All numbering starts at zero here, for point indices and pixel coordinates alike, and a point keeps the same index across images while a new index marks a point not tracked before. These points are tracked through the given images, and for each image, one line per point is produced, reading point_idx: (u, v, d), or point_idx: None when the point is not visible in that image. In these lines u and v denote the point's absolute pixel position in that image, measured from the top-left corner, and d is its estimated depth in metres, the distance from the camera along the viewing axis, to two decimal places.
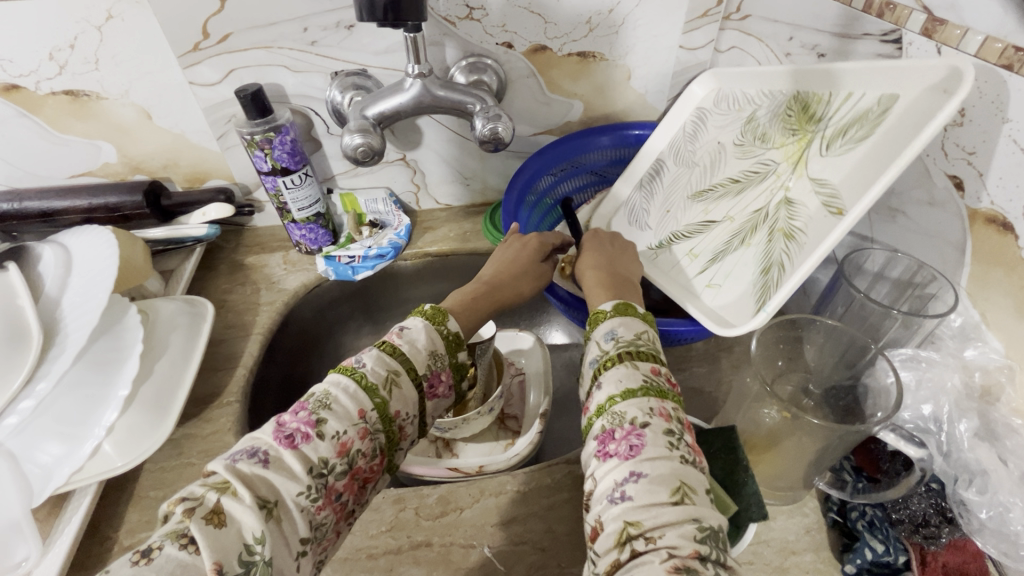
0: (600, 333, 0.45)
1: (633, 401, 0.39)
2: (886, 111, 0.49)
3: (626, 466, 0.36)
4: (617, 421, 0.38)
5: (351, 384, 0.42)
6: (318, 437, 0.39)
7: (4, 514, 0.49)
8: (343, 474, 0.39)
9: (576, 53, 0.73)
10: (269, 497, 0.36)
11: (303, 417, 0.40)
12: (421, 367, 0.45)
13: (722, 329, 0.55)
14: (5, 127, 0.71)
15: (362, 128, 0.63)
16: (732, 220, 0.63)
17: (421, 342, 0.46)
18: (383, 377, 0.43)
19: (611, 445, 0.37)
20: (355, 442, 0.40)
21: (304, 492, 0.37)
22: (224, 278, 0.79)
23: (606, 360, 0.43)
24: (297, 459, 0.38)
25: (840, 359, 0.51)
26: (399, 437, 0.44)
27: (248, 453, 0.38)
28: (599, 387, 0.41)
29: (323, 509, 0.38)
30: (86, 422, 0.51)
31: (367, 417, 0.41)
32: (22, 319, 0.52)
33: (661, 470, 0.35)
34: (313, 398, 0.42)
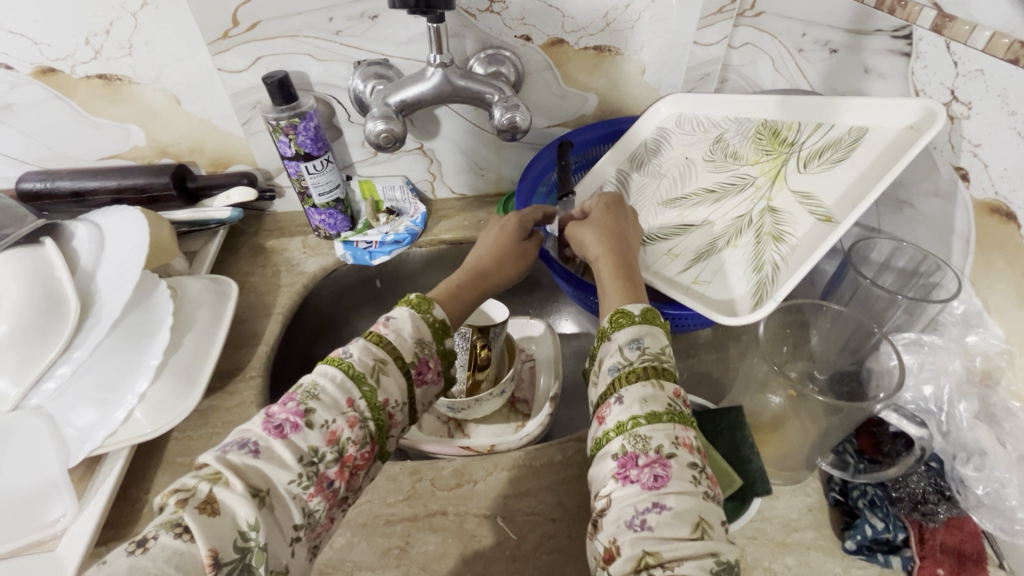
0: (624, 339, 0.45)
1: (659, 426, 0.39)
2: (859, 140, 0.54)
3: (649, 496, 0.36)
4: (640, 446, 0.39)
5: (339, 373, 0.44)
6: (307, 426, 0.40)
7: (43, 474, 0.51)
8: (334, 462, 0.41)
9: (592, 47, 0.75)
10: (260, 486, 0.37)
11: (292, 407, 0.41)
12: (407, 354, 0.47)
13: (728, 318, 0.51)
14: (40, 109, 0.73)
15: (385, 115, 0.65)
16: (712, 224, 0.60)
17: (407, 330, 0.48)
18: (370, 365, 0.45)
19: (632, 470, 0.38)
20: (344, 431, 0.41)
21: (295, 480, 0.38)
22: (246, 260, 0.81)
23: (629, 372, 0.43)
24: (286, 448, 0.39)
25: (845, 345, 0.52)
26: (388, 424, 0.45)
27: (239, 444, 0.39)
28: (620, 401, 0.42)
29: (316, 496, 0.39)
30: (119, 389, 0.54)
31: (355, 405, 0.43)
32: (60, 290, 0.54)
33: (685, 505, 0.36)
34: (301, 388, 0.43)
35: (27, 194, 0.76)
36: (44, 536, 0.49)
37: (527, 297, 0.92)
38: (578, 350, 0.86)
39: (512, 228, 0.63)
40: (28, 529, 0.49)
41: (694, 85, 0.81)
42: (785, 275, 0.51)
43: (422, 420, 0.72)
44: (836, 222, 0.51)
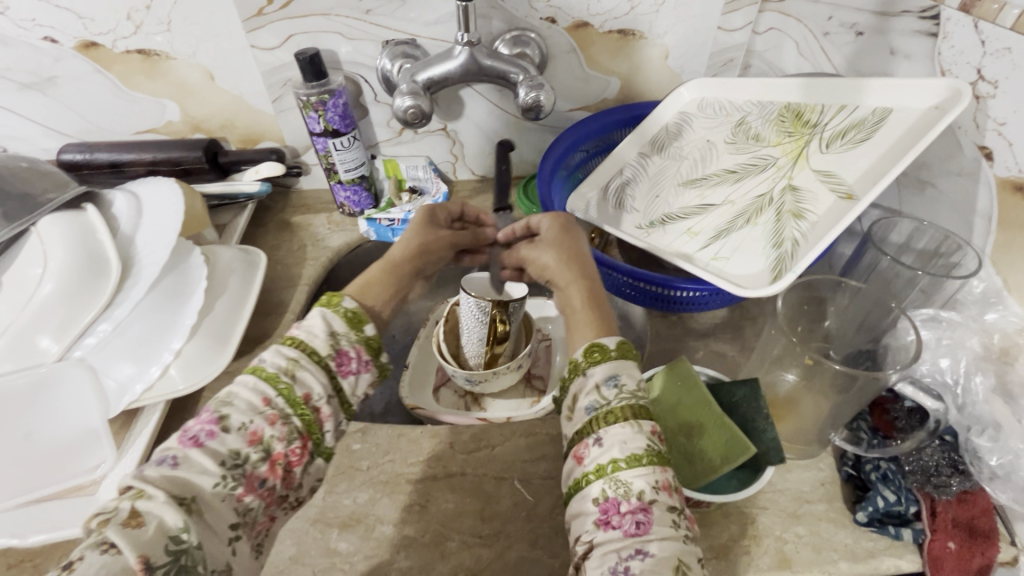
0: (602, 376, 0.44)
1: (640, 471, 0.39)
2: (883, 121, 0.54)
3: (632, 543, 0.37)
4: (623, 493, 0.39)
5: (252, 379, 0.44)
6: (224, 432, 0.41)
7: (84, 424, 0.54)
8: (262, 460, 0.41)
9: (617, 30, 0.76)
10: (184, 493, 0.37)
11: (206, 417, 0.41)
12: (322, 349, 0.48)
13: (746, 291, 0.52)
14: (82, 82, 0.76)
15: (413, 92, 0.67)
16: (732, 204, 0.61)
17: (318, 327, 0.49)
18: (283, 365, 0.45)
19: (615, 517, 0.38)
20: (266, 430, 0.42)
21: (221, 482, 0.39)
22: (273, 235, 0.84)
23: (607, 413, 0.42)
24: (206, 454, 0.39)
25: (862, 325, 0.54)
26: (316, 420, 0.45)
27: (157, 460, 0.39)
28: (599, 442, 0.41)
29: (247, 496, 0.40)
30: (156, 345, 0.57)
31: (272, 404, 0.43)
32: (101, 250, 0.57)
33: (667, 550, 0.37)
34: (216, 400, 0.43)
35: (67, 164, 0.79)
36: (85, 480, 0.52)
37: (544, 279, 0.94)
38: None
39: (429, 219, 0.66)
40: (71, 474, 0.52)
41: (717, 71, 0.81)
42: (805, 250, 0.52)
43: (440, 394, 0.75)
44: (858, 198, 0.51)
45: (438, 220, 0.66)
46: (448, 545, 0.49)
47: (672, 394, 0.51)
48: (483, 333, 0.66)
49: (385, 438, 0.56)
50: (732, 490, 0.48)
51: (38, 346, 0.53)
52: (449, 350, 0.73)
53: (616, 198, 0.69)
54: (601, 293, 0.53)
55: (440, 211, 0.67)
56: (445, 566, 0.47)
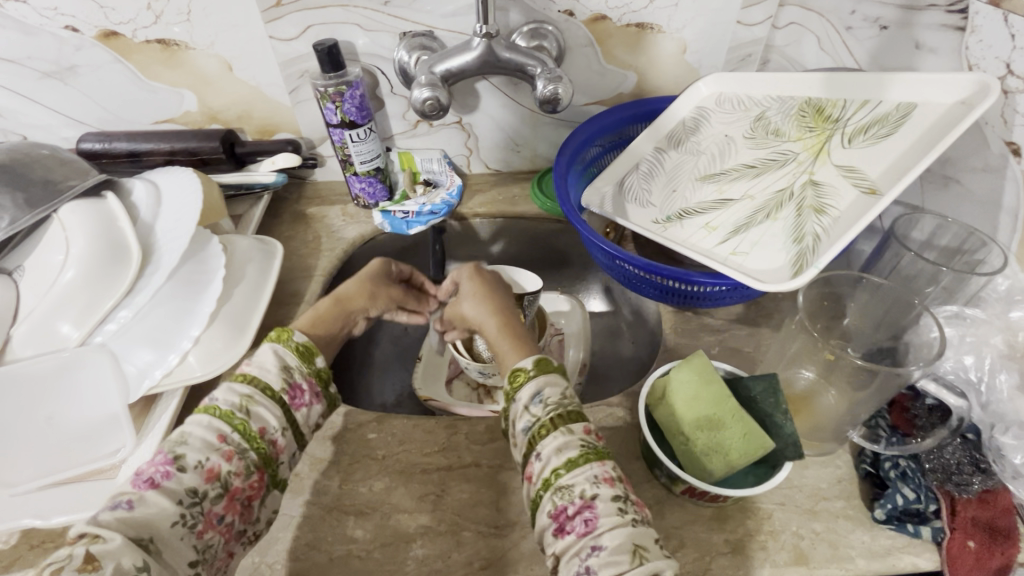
0: (527, 396, 0.47)
1: (579, 472, 0.42)
2: (907, 116, 0.53)
3: (585, 542, 0.39)
4: (568, 498, 0.41)
5: (205, 417, 0.45)
6: (179, 471, 0.42)
7: (104, 408, 0.55)
8: (219, 496, 0.42)
9: (635, 24, 0.75)
10: (141, 534, 0.38)
11: (159, 458, 0.42)
12: (276, 383, 0.49)
13: (766, 286, 0.50)
14: (101, 71, 0.77)
15: (432, 83, 0.67)
16: (751, 199, 0.60)
17: (270, 362, 0.50)
18: (237, 402, 0.46)
19: (566, 522, 0.40)
20: (222, 466, 0.43)
21: (179, 520, 0.40)
22: (287, 226, 0.84)
23: (539, 428, 0.45)
24: (164, 495, 0.40)
25: (881, 323, 0.53)
26: (273, 452, 0.47)
27: (112, 505, 0.39)
28: (539, 457, 0.44)
29: (206, 532, 0.41)
30: (174, 332, 0.57)
31: (227, 440, 0.44)
32: (122, 237, 0.57)
33: (618, 538, 0.39)
34: (168, 441, 0.44)
35: (85, 153, 0.80)
36: (104, 464, 0.53)
37: (557, 274, 0.94)
38: (607, 328, 0.87)
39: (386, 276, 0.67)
40: (92, 457, 0.53)
41: (735, 67, 0.80)
42: (826, 245, 0.50)
43: (453, 387, 0.75)
44: (881, 193, 0.51)
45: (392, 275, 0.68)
46: (464, 534, 0.49)
47: (689, 388, 0.49)
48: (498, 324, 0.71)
49: (400, 428, 0.57)
50: (748, 485, 0.48)
51: (60, 331, 0.53)
52: (463, 343, 0.73)
53: (633, 192, 0.69)
54: (518, 324, 0.57)
55: (393, 269, 0.69)
56: (461, 555, 0.48)
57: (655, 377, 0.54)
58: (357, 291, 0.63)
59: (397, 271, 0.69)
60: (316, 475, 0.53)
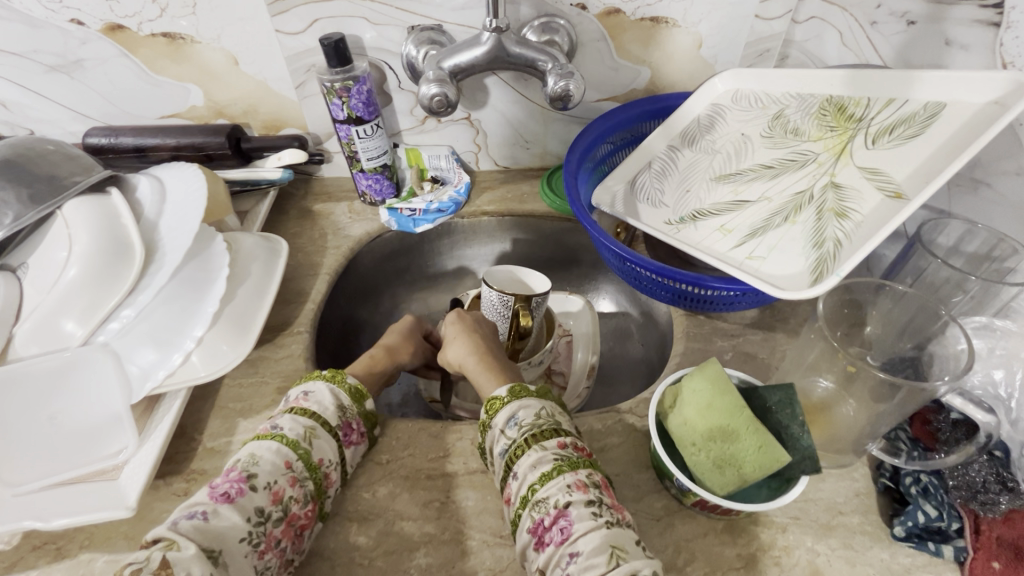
0: (504, 420, 0.49)
1: (552, 484, 0.44)
2: (936, 116, 0.51)
3: (563, 550, 0.41)
4: (544, 510, 0.43)
5: (273, 443, 0.47)
6: (251, 489, 0.44)
7: (107, 408, 0.55)
8: (280, 520, 0.44)
9: (649, 18, 0.73)
10: (213, 545, 0.40)
11: (233, 476, 0.44)
12: (332, 419, 0.51)
13: (783, 293, 0.48)
14: (108, 66, 0.76)
15: (439, 79, 0.65)
16: (769, 201, 0.58)
17: (327, 399, 0.52)
18: (301, 432, 0.49)
19: (544, 534, 0.42)
20: (286, 490, 0.45)
21: (246, 536, 0.42)
22: (294, 222, 0.83)
23: (515, 449, 0.47)
24: (235, 510, 0.42)
25: (903, 330, 0.51)
26: (325, 483, 0.48)
27: (188, 515, 0.41)
28: (516, 476, 0.46)
29: (266, 553, 0.43)
30: (178, 332, 0.56)
31: (293, 466, 0.46)
32: (125, 234, 0.56)
33: (594, 540, 0.40)
34: (240, 461, 0.46)
35: (93, 148, 0.79)
36: (107, 465, 0.52)
37: (565, 273, 0.92)
38: (617, 329, 0.85)
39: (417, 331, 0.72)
40: (95, 458, 0.52)
41: (752, 62, 0.78)
42: (848, 251, 0.48)
43: (458, 389, 0.73)
44: (907, 198, 0.48)
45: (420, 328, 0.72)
46: (470, 543, 0.48)
47: (702, 396, 0.48)
48: (507, 325, 0.68)
49: (406, 432, 0.56)
50: (760, 500, 0.47)
51: (62, 329, 0.52)
52: None
53: (645, 193, 0.67)
54: (499, 357, 0.61)
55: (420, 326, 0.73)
56: (466, 565, 0.47)
57: (666, 385, 0.53)
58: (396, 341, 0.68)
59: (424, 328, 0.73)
60: None
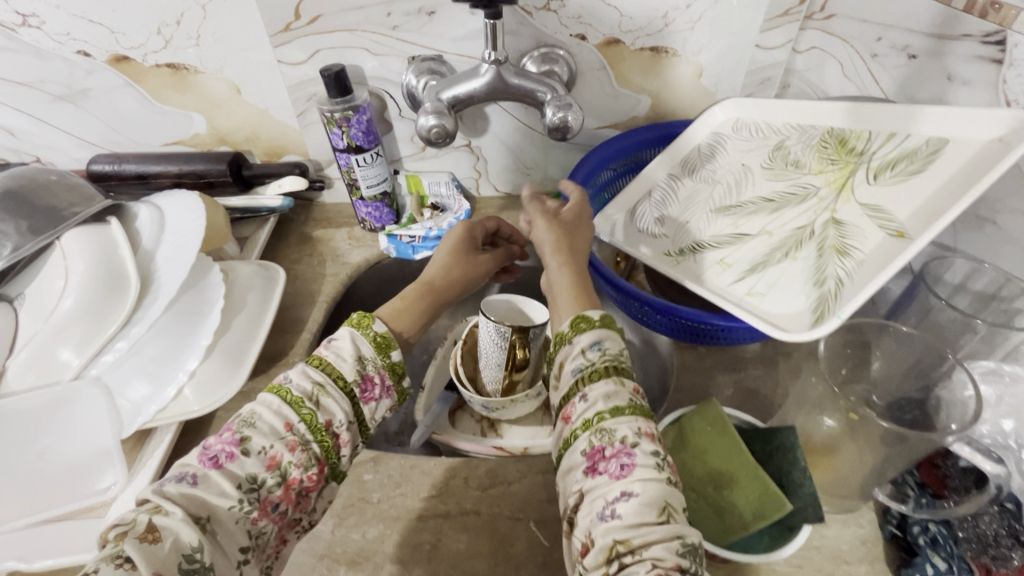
0: (587, 341, 0.46)
1: (622, 420, 0.41)
2: (938, 152, 0.50)
3: (616, 485, 0.39)
4: (606, 439, 0.41)
5: (276, 401, 0.47)
6: (242, 454, 0.43)
7: (95, 442, 0.54)
8: (277, 485, 0.43)
9: (649, 48, 0.73)
10: (201, 512, 0.40)
11: (227, 438, 0.44)
12: (349, 374, 0.50)
13: (782, 334, 0.47)
14: (112, 95, 0.77)
15: (437, 111, 0.66)
16: (769, 235, 0.57)
17: (347, 350, 0.51)
18: (308, 390, 0.47)
19: (601, 462, 0.40)
20: (284, 455, 0.44)
21: (237, 504, 0.41)
22: (293, 249, 0.83)
23: (592, 371, 0.44)
24: (225, 477, 0.42)
25: (910, 369, 0.49)
26: (335, 445, 0.47)
27: (178, 477, 0.41)
28: (584, 399, 0.43)
29: (261, 519, 0.42)
30: (171, 365, 0.56)
31: (294, 429, 0.46)
32: (121, 266, 0.56)
33: (652, 490, 0.38)
34: (239, 419, 0.46)
35: (96, 174, 0.80)
36: (95, 502, 0.52)
37: None
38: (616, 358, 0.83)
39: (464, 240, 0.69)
40: (78, 495, 0.52)
41: (753, 91, 0.77)
42: (851, 292, 0.47)
43: (457, 419, 0.73)
44: (910, 237, 0.47)
45: (473, 241, 0.70)
46: None
47: (708, 437, 0.48)
48: (502, 358, 0.65)
49: (397, 469, 0.54)
50: (760, 547, 0.45)
51: (59, 358, 0.52)
52: (466, 373, 0.72)
53: (645, 222, 0.66)
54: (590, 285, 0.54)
55: (477, 228, 0.71)
56: None
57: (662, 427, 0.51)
58: (441, 274, 0.65)
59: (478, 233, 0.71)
60: None
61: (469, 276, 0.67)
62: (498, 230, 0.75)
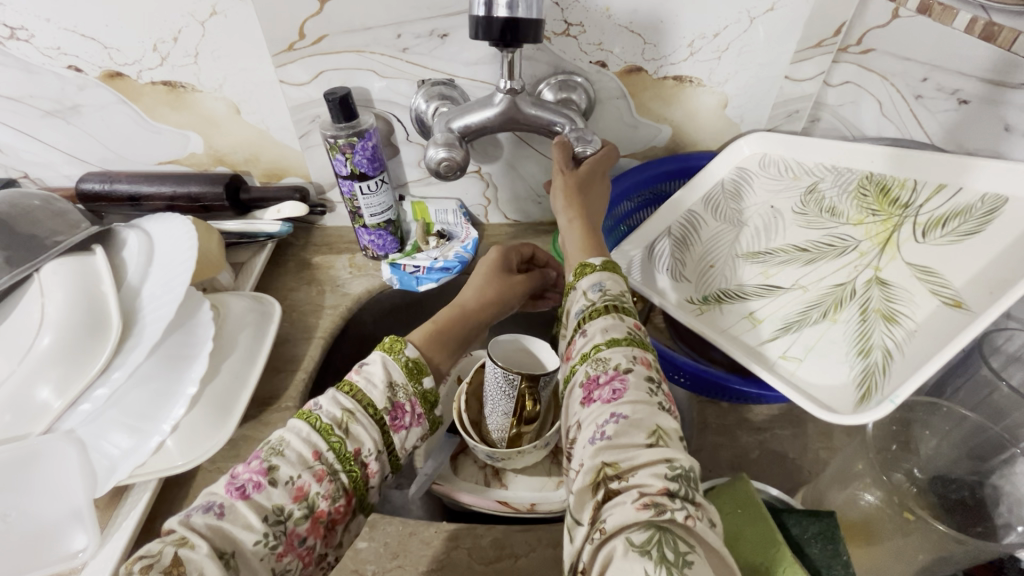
0: (588, 283, 0.47)
1: (618, 349, 0.41)
2: (995, 212, 0.46)
3: (607, 408, 0.38)
4: (601, 367, 0.40)
5: (305, 427, 0.43)
6: (270, 484, 0.39)
7: (67, 501, 0.50)
8: (304, 518, 0.39)
9: (672, 76, 0.68)
10: (225, 546, 0.35)
11: (255, 466, 0.40)
12: (380, 402, 0.46)
13: (827, 414, 0.44)
14: (105, 112, 0.73)
15: (448, 143, 0.61)
16: (804, 290, 0.53)
17: (378, 375, 0.47)
18: (338, 417, 0.43)
19: (594, 389, 0.39)
20: (312, 485, 0.40)
21: (262, 538, 0.37)
22: (291, 277, 0.79)
23: (592, 310, 0.45)
24: (251, 508, 0.38)
25: (964, 452, 0.45)
26: (364, 476, 0.43)
27: (205, 507, 0.38)
28: (583, 334, 0.44)
29: (286, 555, 0.38)
30: (154, 417, 0.52)
31: (322, 458, 0.41)
32: (103, 304, 0.52)
33: (640, 413, 0.37)
34: (267, 447, 0.42)
35: (85, 194, 0.76)
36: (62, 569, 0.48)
37: None
38: None
39: (500, 262, 0.66)
40: (47, 561, 0.48)
41: (780, 123, 0.73)
42: (900, 367, 0.44)
43: (459, 464, 0.68)
44: (969, 308, 0.43)
45: (508, 264, 0.67)
46: None
47: (732, 523, 0.44)
48: (509, 407, 0.59)
49: (394, 536, 0.50)
50: None
51: (37, 398, 0.47)
52: (470, 418, 0.66)
53: (665, 263, 0.62)
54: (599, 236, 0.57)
55: (512, 253, 0.69)
56: None
57: None
58: (472, 296, 0.62)
59: (513, 258, 0.68)
60: None
61: (503, 296, 0.64)
62: (533, 256, 0.72)
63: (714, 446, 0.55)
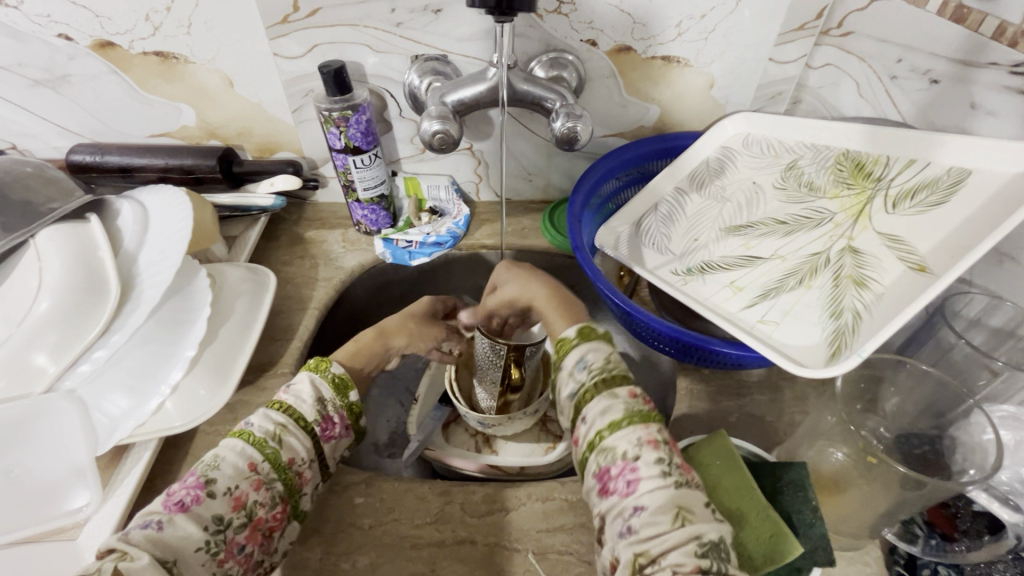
0: (572, 362, 0.47)
1: (621, 433, 0.41)
2: (959, 183, 0.49)
3: (627, 501, 0.38)
4: (610, 458, 0.40)
5: (239, 443, 0.43)
6: (208, 496, 0.40)
7: (71, 459, 0.51)
8: (243, 526, 0.40)
9: (661, 56, 0.70)
10: (166, 556, 0.36)
11: (191, 481, 0.40)
12: (309, 415, 0.47)
13: (799, 369, 0.47)
14: (95, 82, 0.73)
15: (441, 116, 0.63)
16: (782, 259, 0.56)
17: (306, 392, 0.48)
18: (271, 429, 0.45)
19: (609, 482, 0.40)
20: (250, 494, 0.41)
21: (203, 545, 0.38)
22: (284, 251, 0.80)
23: (584, 392, 0.45)
24: (190, 519, 0.38)
25: (925, 408, 0.49)
26: (299, 483, 0.45)
27: (143, 524, 0.38)
28: (585, 420, 0.43)
29: (227, 561, 0.39)
30: (151, 378, 0.53)
31: (258, 468, 0.42)
32: (101, 269, 0.52)
33: (660, 498, 0.37)
34: (202, 463, 0.42)
35: (76, 165, 0.76)
36: (64, 523, 0.49)
37: None
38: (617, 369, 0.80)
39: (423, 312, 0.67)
40: (48, 516, 0.49)
41: (763, 104, 0.76)
42: (868, 326, 0.47)
43: (451, 433, 0.70)
44: (932, 272, 0.47)
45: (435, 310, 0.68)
46: None
47: (715, 475, 0.46)
48: (498, 375, 0.60)
49: (389, 493, 0.52)
50: None
51: (33, 364, 0.49)
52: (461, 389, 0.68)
53: (651, 237, 0.64)
54: (535, 270, 0.60)
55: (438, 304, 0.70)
56: None
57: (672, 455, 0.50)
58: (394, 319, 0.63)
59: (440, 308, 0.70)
60: (296, 545, 0.49)
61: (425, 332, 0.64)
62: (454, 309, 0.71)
63: (695, 408, 0.58)
